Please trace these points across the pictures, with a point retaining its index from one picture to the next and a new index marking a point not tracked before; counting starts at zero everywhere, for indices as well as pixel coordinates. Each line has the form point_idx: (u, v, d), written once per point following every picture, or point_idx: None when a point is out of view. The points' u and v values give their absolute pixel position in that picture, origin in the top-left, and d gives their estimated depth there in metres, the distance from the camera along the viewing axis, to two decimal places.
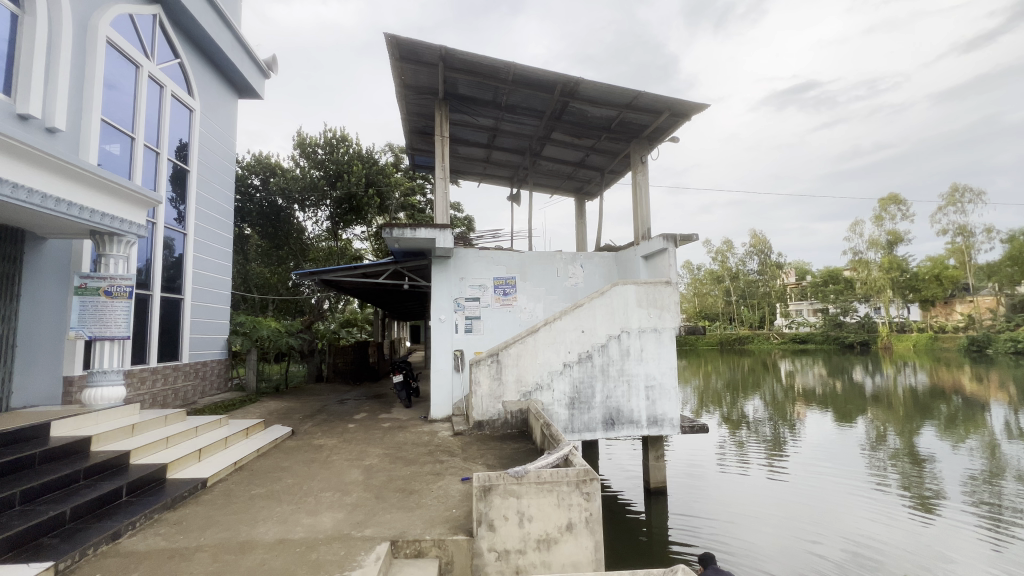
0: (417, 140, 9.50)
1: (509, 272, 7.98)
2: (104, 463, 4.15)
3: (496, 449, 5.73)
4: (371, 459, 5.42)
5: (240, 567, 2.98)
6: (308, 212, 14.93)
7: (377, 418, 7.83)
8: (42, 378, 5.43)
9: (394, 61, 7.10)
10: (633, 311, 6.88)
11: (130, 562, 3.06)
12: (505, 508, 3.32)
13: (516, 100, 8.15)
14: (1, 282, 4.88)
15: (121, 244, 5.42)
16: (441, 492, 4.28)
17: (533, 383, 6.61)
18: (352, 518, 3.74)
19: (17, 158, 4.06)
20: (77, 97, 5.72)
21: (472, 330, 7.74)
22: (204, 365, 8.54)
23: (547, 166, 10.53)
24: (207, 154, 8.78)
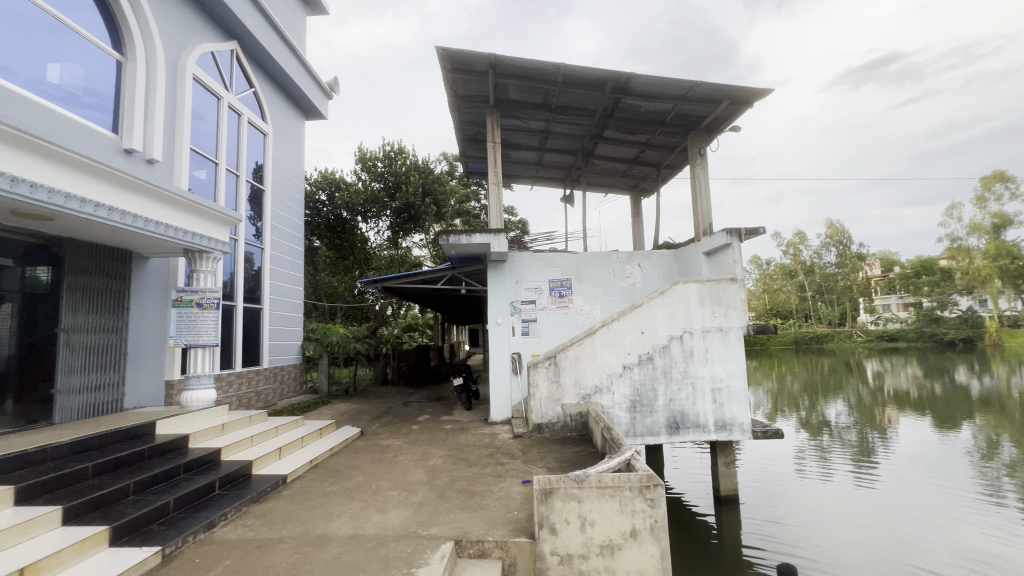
0: (470, 147, 9.72)
1: (564, 274, 7.93)
2: (200, 458, 4.59)
3: (556, 452, 5.71)
4: (435, 460, 5.59)
5: (318, 559, 3.17)
6: (371, 223, 15.65)
7: (439, 420, 8.06)
8: (149, 382, 6.09)
9: (446, 73, 7.32)
10: (695, 311, 6.61)
11: (223, 549, 3.35)
12: (566, 512, 3.30)
13: (567, 100, 8.11)
14: (112, 297, 5.55)
15: (210, 260, 5.99)
16: (503, 494, 4.33)
17: (593, 386, 6.52)
18: (418, 517, 3.87)
19: (126, 189, 4.66)
20: (172, 131, 6.40)
21: (529, 333, 7.76)
22: (282, 369, 9.21)
23: (601, 165, 10.36)
24: (279, 173, 9.48)
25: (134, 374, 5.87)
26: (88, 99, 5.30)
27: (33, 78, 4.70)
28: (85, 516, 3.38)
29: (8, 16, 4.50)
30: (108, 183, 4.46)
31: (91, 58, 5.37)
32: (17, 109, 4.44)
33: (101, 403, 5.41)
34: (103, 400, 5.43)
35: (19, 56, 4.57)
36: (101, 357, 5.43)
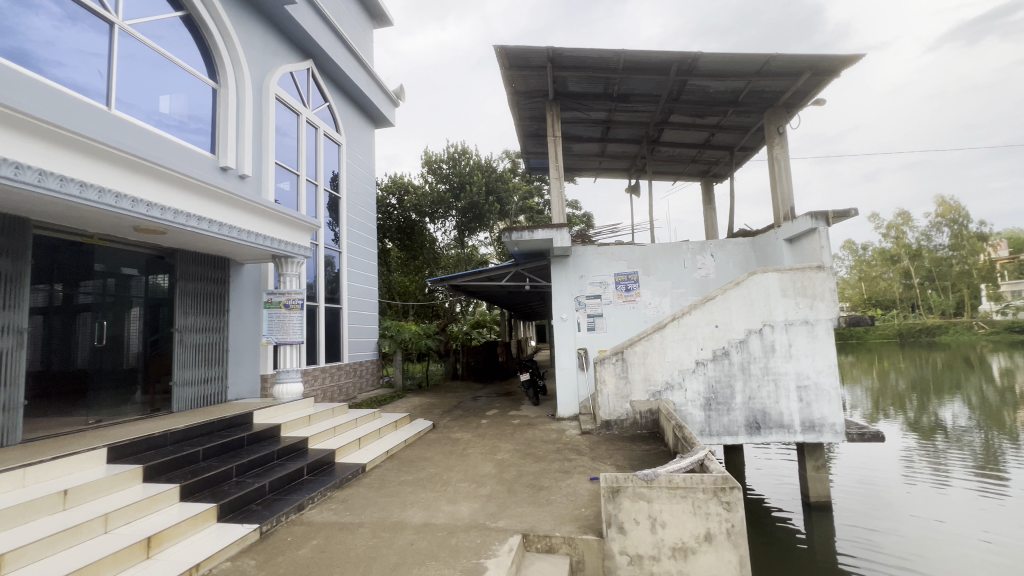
0: (531, 143, 9.70)
1: (631, 267, 7.70)
2: (291, 446, 5.02)
3: (625, 449, 5.57)
4: (503, 454, 5.69)
5: (394, 544, 3.35)
6: (438, 223, 16.17)
7: (507, 415, 8.17)
8: (247, 376, 6.76)
9: (505, 71, 7.34)
10: (776, 303, 6.15)
11: (311, 530, 3.65)
12: (635, 511, 3.21)
13: (629, 87, 7.85)
14: (215, 299, 6.22)
15: (295, 264, 6.52)
16: (570, 490, 4.31)
17: (663, 382, 6.27)
18: (487, 509, 3.96)
19: (225, 204, 5.24)
20: (259, 147, 7.01)
21: (595, 328, 7.63)
22: (361, 364, 9.81)
23: (667, 152, 9.93)
24: (353, 181, 10.08)
25: (235, 368, 6.54)
26: (190, 125, 5.95)
27: (150, 111, 5.38)
28: (198, 494, 3.83)
29: (128, 58, 5.16)
30: (208, 198, 5.00)
31: (192, 88, 6.04)
32: (137, 139, 5.11)
33: (210, 394, 6.09)
34: (211, 392, 6.10)
35: (138, 92, 5.26)
36: (208, 354, 6.10)
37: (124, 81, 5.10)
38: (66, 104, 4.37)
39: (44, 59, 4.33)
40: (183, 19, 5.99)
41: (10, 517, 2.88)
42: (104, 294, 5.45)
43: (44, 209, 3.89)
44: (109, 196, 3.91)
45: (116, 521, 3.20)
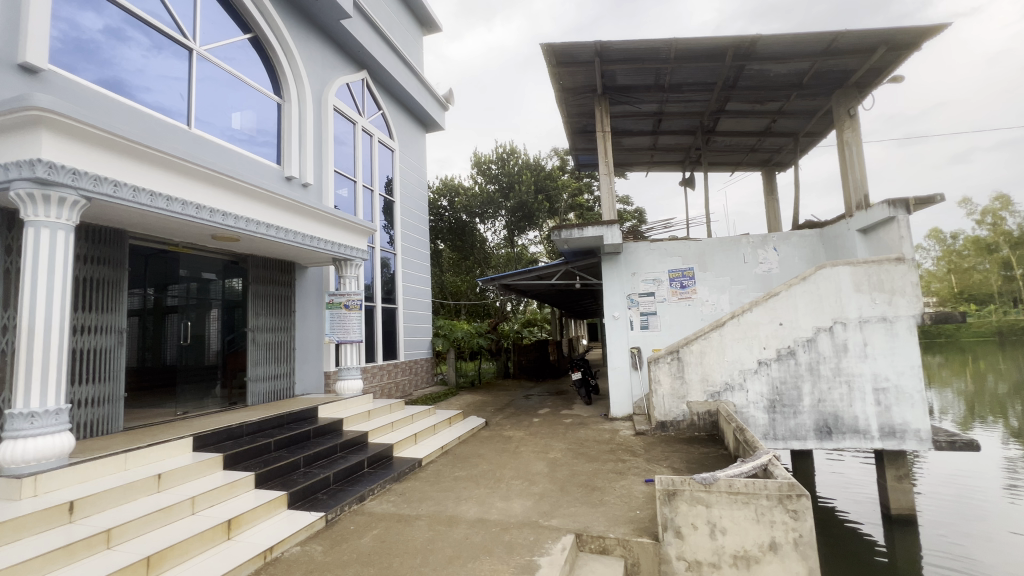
0: (579, 139, 9.58)
1: (686, 263, 7.42)
2: (352, 439, 5.28)
3: (682, 452, 5.38)
4: (555, 453, 5.68)
5: (450, 538, 3.45)
6: (488, 224, 16.38)
7: (559, 414, 8.14)
8: (312, 373, 7.17)
9: (552, 68, 7.29)
10: (849, 299, 5.71)
11: (371, 520, 3.82)
12: (693, 516, 3.10)
13: (681, 77, 7.57)
14: (284, 301, 6.67)
15: (354, 267, 6.84)
16: (625, 492, 4.23)
17: (723, 383, 6.00)
18: (540, 507, 3.97)
19: (290, 212, 5.59)
20: (320, 156, 7.42)
21: (649, 327, 7.42)
22: (416, 362, 10.13)
23: (724, 142, 9.49)
24: (407, 185, 10.42)
25: (301, 365, 6.96)
26: (259, 138, 6.40)
27: (224, 127, 5.84)
28: (271, 482, 4.12)
29: (204, 80, 5.63)
30: (275, 207, 5.37)
31: (260, 104, 6.49)
32: (214, 153, 5.56)
33: (280, 389, 6.52)
34: (281, 387, 6.53)
35: (214, 111, 5.72)
36: (278, 352, 6.53)
37: (202, 101, 5.57)
38: (152, 125, 4.85)
39: (136, 86, 4.83)
40: (251, 40, 6.46)
41: (114, 497, 3.25)
42: (189, 297, 5.90)
43: (137, 221, 4.35)
44: (191, 208, 4.30)
45: (202, 503, 3.52)
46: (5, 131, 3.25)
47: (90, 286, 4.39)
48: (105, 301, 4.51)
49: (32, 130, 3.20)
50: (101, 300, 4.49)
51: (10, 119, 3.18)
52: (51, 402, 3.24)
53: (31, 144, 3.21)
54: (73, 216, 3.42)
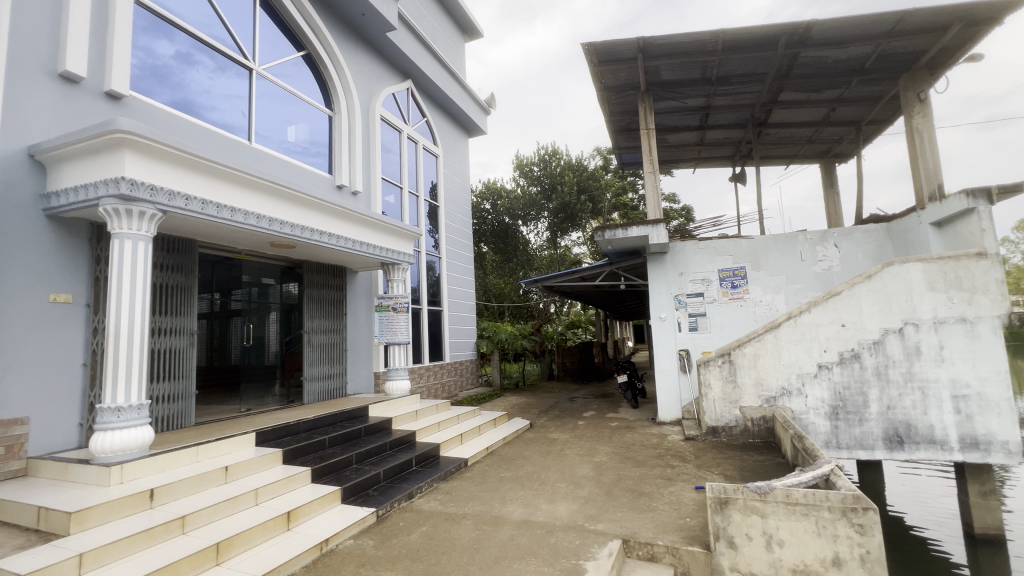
0: (622, 138, 9.43)
1: (737, 262, 7.12)
2: (401, 438, 5.44)
3: (735, 459, 5.16)
4: (601, 456, 5.60)
5: (496, 538, 3.48)
6: (530, 226, 16.43)
7: (605, 417, 8.02)
8: (362, 373, 7.45)
9: (593, 68, 7.22)
10: (922, 298, 5.28)
11: (420, 517, 3.92)
12: (747, 526, 2.97)
13: (729, 69, 7.29)
14: (335, 303, 6.96)
15: (401, 270, 7.06)
16: (674, 499, 4.11)
17: (779, 387, 5.71)
18: (585, 511, 3.93)
19: (341, 218, 5.84)
20: (368, 165, 7.71)
21: (697, 328, 7.17)
22: (461, 363, 10.30)
23: (777, 134, 9.04)
24: (450, 190, 10.63)
25: (353, 366, 7.25)
26: (311, 149, 6.74)
27: (280, 140, 6.19)
28: (326, 477, 4.33)
29: (263, 97, 6.00)
30: (328, 215, 5.62)
31: (313, 117, 6.83)
32: (272, 166, 5.91)
33: (334, 388, 6.81)
34: (334, 387, 6.82)
35: (271, 125, 6.08)
36: (331, 352, 6.82)
37: (261, 117, 5.93)
38: (217, 141, 5.22)
39: (203, 106, 5.21)
40: (304, 57, 6.82)
41: (187, 486, 3.52)
42: (251, 300, 6.44)
43: (206, 231, 4.70)
44: (252, 218, 4.59)
45: (264, 495, 3.75)
46: (94, 153, 3.61)
47: (165, 292, 4.78)
48: (177, 306, 4.88)
49: (117, 151, 3.54)
50: (174, 305, 4.87)
51: (98, 142, 3.53)
52: (134, 397, 3.57)
53: (116, 163, 3.55)
54: (151, 228, 3.74)
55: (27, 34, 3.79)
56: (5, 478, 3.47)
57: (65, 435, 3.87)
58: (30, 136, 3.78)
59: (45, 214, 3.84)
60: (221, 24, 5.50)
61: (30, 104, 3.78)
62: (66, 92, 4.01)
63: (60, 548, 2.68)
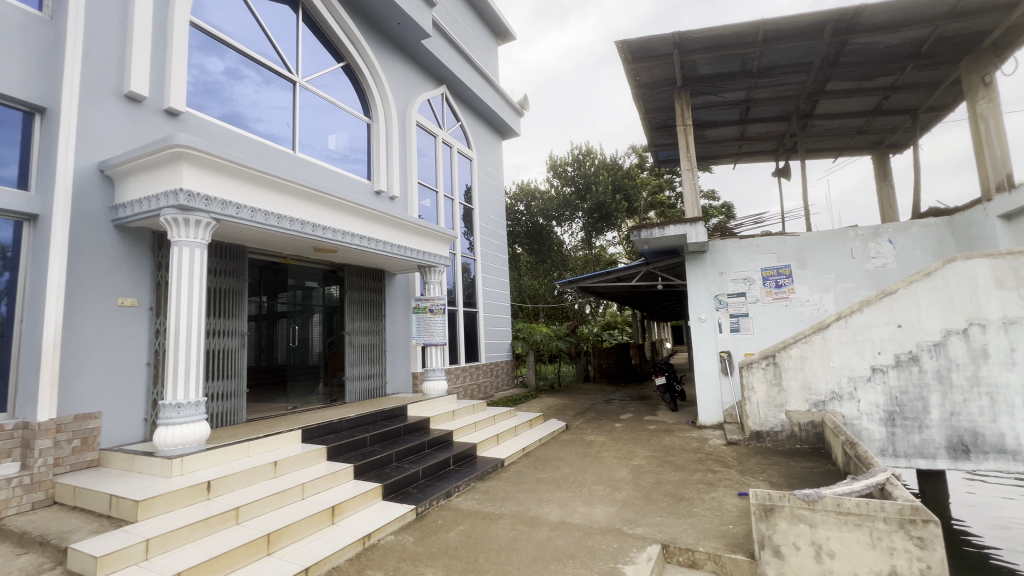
0: (658, 135, 9.25)
1: (781, 260, 6.84)
2: (438, 437, 5.54)
3: (781, 465, 4.96)
4: (639, 459, 5.51)
5: (533, 538, 3.50)
6: (565, 226, 16.35)
7: (643, 419, 7.88)
8: (400, 373, 7.63)
9: (627, 65, 7.13)
10: (989, 296, 4.91)
11: (457, 516, 3.98)
12: (794, 535, 2.86)
13: (771, 60, 7.02)
14: (374, 305, 7.16)
15: (438, 272, 7.20)
16: (715, 505, 4.00)
17: (828, 391, 5.44)
18: (623, 514, 3.88)
19: (380, 223, 6.01)
20: (405, 170, 7.91)
21: (739, 329, 6.93)
22: (496, 364, 10.37)
23: (823, 125, 8.63)
24: (485, 192, 10.75)
25: (391, 366, 7.44)
26: (351, 156, 6.97)
27: (322, 148, 6.45)
28: (368, 474, 4.47)
29: (305, 107, 6.26)
30: (367, 220, 5.80)
31: (351, 125, 7.07)
32: (315, 173, 6.16)
33: (374, 388, 7.02)
34: (374, 386, 7.02)
35: (313, 134, 6.34)
36: (371, 352, 7.03)
37: (304, 127, 6.19)
38: (264, 152, 5.49)
39: (250, 117, 5.49)
40: (343, 68, 7.07)
41: (240, 479, 3.72)
42: (296, 303, 6.73)
43: (255, 238, 4.94)
44: (297, 224, 4.80)
45: (311, 490, 3.91)
46: (155, 166, 3.88)
47: (219, 295, 5.07)
48: (229, 309, 5.17)
49: (176, 164, 3.79)
50: (226, 307, 5.15)
51: (159, 156, 3.78)
52: (192, 394, 3.81)
53: (175, 176, 3.80)
54: (205, 235, 3.98)
55: (96, 59, 4.11)
56: (80, 468, 3.78)
57: (132, 429, 4.17)
58: (100, 153, 4.09)
59: (113, 225, 4.15)
60: (266, 40, 5.79)
61: (100, 123, 4.10)
62: (131, 111, 4.32)
63: (129, 533, 2.89)
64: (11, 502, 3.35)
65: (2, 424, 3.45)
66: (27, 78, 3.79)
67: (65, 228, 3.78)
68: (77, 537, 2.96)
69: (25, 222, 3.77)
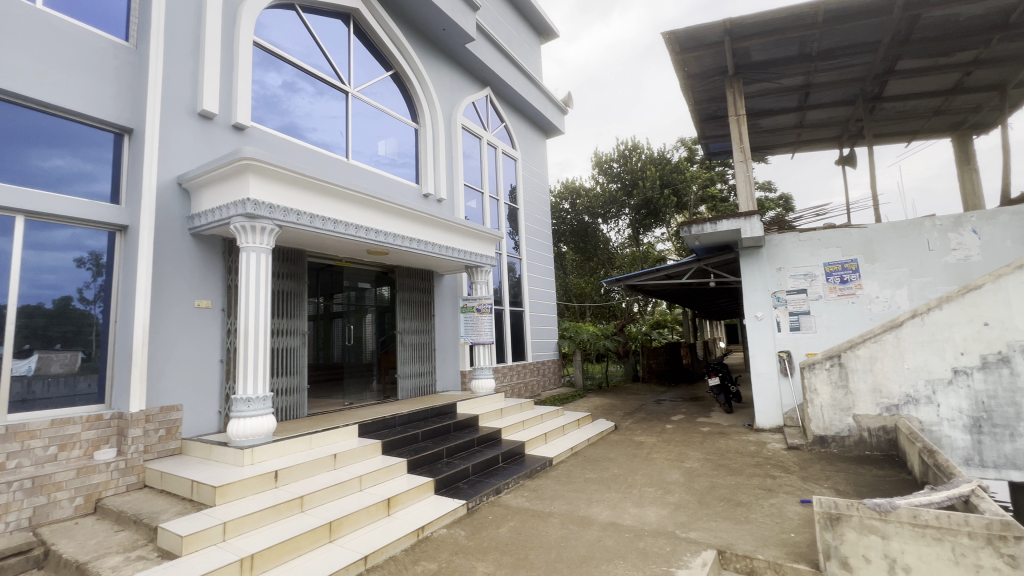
0: (708, 127, 8.92)
1: (847, 254, 6.41)
2: (487, 435, 5.63)
3: (848, 473, 4.66)
4: (692, 462, 5.35)
5: (583, 538, 3.49)
6: (611, 223, 16.10)
7: (695, 421, 7.63)
8: (449, 371, 7.81)
9: (674, 57, 6.93)
10: None
11: (507, 512, 4.04)
12: (864, 547, 2.70)
13: (833, 41, 6.59)
14: (423, 305, 7.37)
15: (484, 273, 7.31)
16: (775, 511, 3.82)
17: (902, 395, 5.05)
18: (676, 518, 3.79)
19: (427, 224, 6.17)
20: (451, 172, 8.08)
21: (800, 328, 6.57)
22: (543, 363, 10.38)
23: (893, 108, 8.01)
24: (530, 191, 10.78)
25: (440, 364, 7.63)
26: (399, 161, 7.20)
27: (372, 154, 6.71)
28: (420, 469, 4.62)
29: (356, 116, 6.54)
30: (416, 222, 5.98)
31: (399, 130, 7.31)
32: (367, 179, 6.41)
33: (424, 385, 7.24)
34: (425, 384, 7.25)
35: (364, 141, 6.60)
36: (421, 351, 7.27)
37: (355, 135, 6.47)
38: (320, 160, 5.79)
39: (306, 128, 5.80)
40: (391, 76, 7.32)
41: (304, 470, 3.96)
42: (350, 303, 6.90)
43: (313, 242, 5.22)
44: (352, 228, 5.02)
45: (368, 482, 4.09)
46: (225, 178, 4.19)
47: (282, 297, 5.40)
48: (291, 310, 5.49)
49: (244, 175, 4.08)
50: (288, 308, 5.48)
51: (229, 169, 4.08)
52: (260, 389, 4.09)
53: (243, 187, 4.09)
54: (270, 241, 4.26)
55: (174, 82, 4.49)
56: (165, 455, 4.16)
57: (208, 421, 4.53)
58: (178, 167, 4.47)
59: (190, 233, 4.53)
60: (320, 53, 6.09)
61: (177, 140, 4.48)
62: (203, 128, 4.69)
63: (209, 516, 3.16)
64: (110, 483, 3.74)
65: (102, 414, 3.86)
66: (116, 103, 4.20)
67: (150, 237, 4.17)
68: (164, 517, 3.26)
69: (116, 232, 4.19)
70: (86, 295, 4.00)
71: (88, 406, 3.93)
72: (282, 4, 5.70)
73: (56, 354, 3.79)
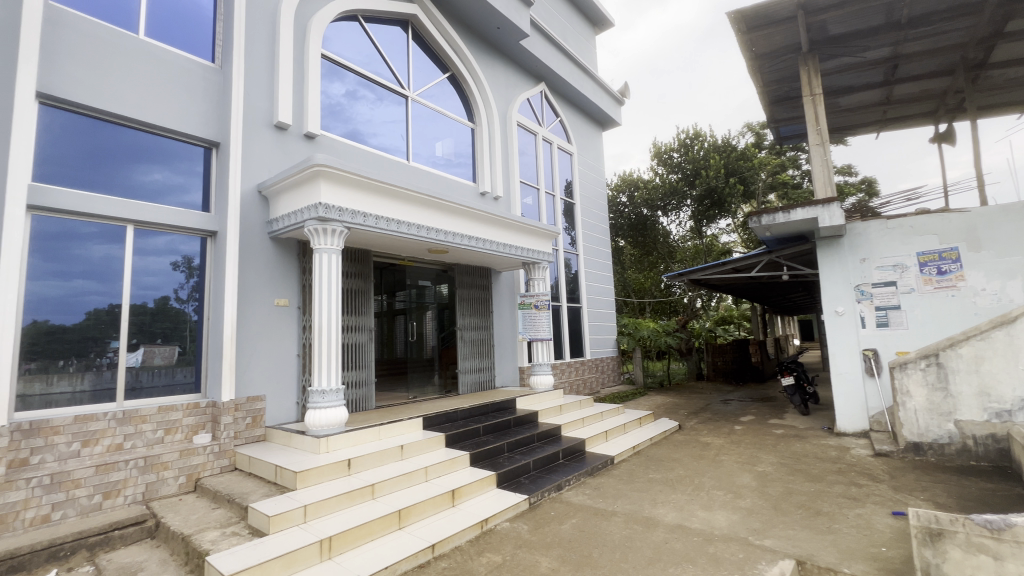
0: (779, 109, 8.34)
1: (945, 242, 5.77)
2: (547, 431, 5.63)
3: (949, 484, 4.21)
4: (765, 466, 5.05)
5: (648, 539, 3.41)
6: (671, 216, 15.52)
7: (767, 422, 7.21)
8: (508, 367, 7.88)
9: (741, 37, 6.54)
10: None
11: (569, 509, 4.03)
12: (971, 568, 2.43)
13: (926, 6, 5.93)
14: (481, 302, 7.45)
15: (541, 269, 7.31)
16: (861, 522, 3.53)
17: (1017, 399, 4.50)
18: (749, 523, 3.61)
19: (484, 223, 6.26)
20: (507, 170, 8.14)
21: (888, 324, 6.00)
22: (602, 360, 10.22)
23: (1001, 75, 7.09)
24: (586, 185, 10.63)
25: (499, 360, 7.72)
26: (456, 161, 7.35)
27: (430, 155, 6.89)
28: (482, 462, 4.72)
29: (415, 119, 6.75)
30: (474, 221, 6.08)
31: (456, 130, 7.45)
32: (426, 180, 6.61)
33: (484, 380, 7.34)
34: (484, 378, 7.35)
35: (422, 143, 6.80)
36: (480, 346, 7.38)
37: (415, 137, 6.68)
38: (382, 163, 6.04)
39: (368, 133, 6.07)
40: (448, 78, 7.48)
41: (374, 459, 4.16)
42: (412, 301, 7.27)
43: (378, 242, 5.46)
44: (413, 228, 5.19)
45: (433, 473, 4.22)
46: (299, 184, 4.48)
47: (350, 295, 5.71)
48: (358, 307, 5.77)
49: (315, 181, 4.34)
50: (356, 306, 5.77)
51: (302, 176, 4.36)
52: (333, 382, 4.35)
53: (316, 192, 4.36)
54: (339, 242, 4.50)
55: (253, 97, 4.85)
56: (251, 441, 4.52)
57: (287, 410, 4.87)
58: (258, 176, 4.83)
59: (268, 237, 4.88)
60: (380, 61, 6.35)
61: (256, 151, 4.83)
62: (278, 138, 5.04)
63: (291, 498, 3.42)
64: (207, 465, 4.13)
65: (199, 402, 4.27)
66: (204, 119, 4.61)
67: (234, 240, 4.54)
68: (253, 498, 3.56)
69: (207, 238, 4.61)
70: (181, 295, 4.42)
71: (187, 395, 4.36)
72: (345, 16, 5.98)
73: (159, 348, 4.23)
